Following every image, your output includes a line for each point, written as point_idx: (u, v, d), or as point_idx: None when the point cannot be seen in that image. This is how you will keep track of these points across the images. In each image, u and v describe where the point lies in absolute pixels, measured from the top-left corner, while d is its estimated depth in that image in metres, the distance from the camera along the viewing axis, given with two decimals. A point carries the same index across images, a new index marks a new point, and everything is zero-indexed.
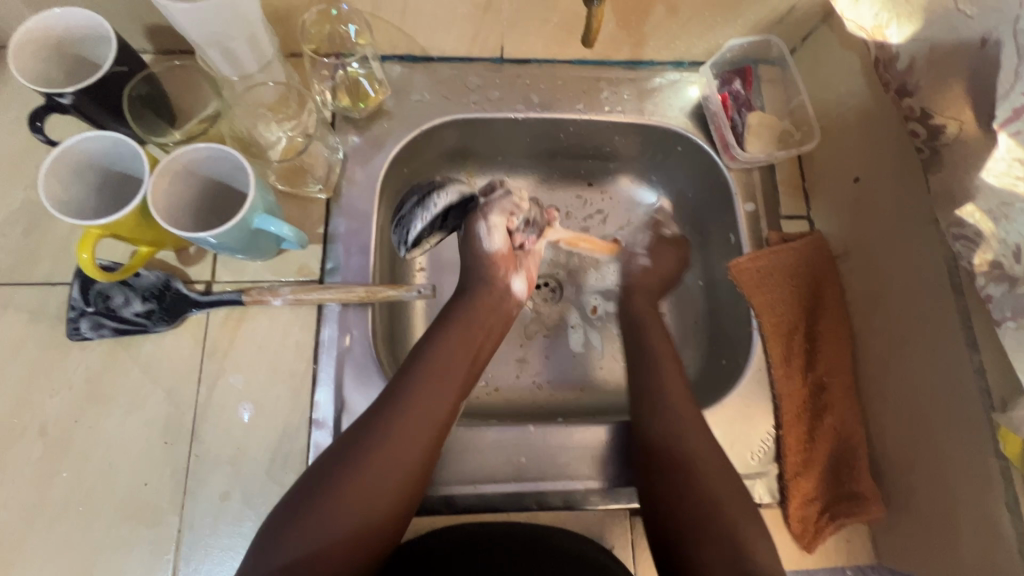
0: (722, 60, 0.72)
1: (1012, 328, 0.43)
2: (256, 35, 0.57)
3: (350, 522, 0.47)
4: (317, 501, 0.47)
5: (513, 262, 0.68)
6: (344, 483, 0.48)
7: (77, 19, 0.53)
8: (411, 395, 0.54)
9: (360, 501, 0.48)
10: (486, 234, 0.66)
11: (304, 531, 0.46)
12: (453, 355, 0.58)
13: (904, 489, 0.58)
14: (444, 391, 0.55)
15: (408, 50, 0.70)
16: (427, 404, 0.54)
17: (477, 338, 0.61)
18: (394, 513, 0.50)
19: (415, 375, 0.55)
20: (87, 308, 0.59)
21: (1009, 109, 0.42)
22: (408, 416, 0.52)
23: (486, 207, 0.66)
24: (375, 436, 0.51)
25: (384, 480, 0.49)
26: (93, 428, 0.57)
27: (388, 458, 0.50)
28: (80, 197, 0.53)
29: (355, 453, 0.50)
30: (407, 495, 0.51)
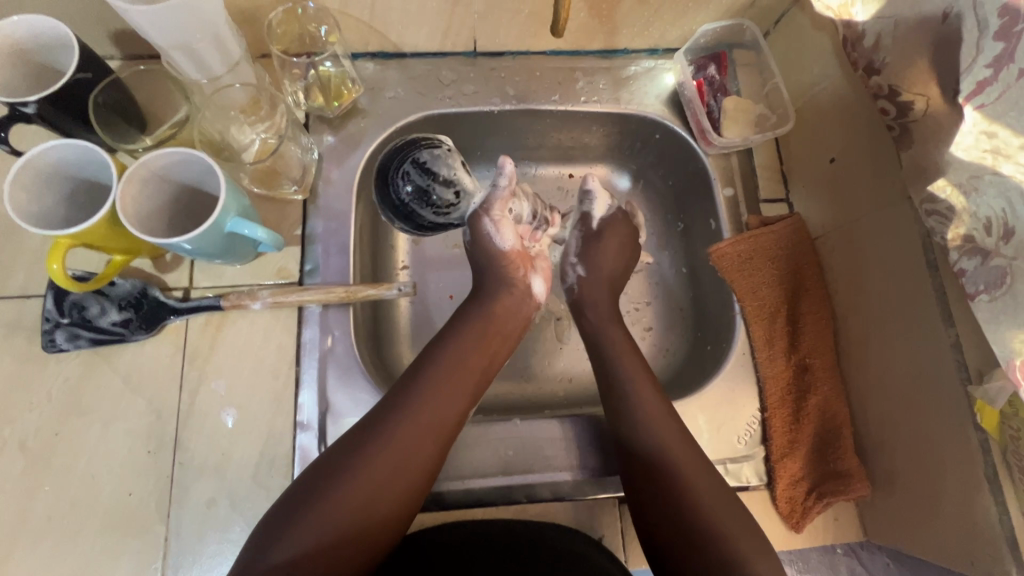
0: (695, 47, 0.73)
1: (986, 301, 0.44)
2: (221, 36, 0.56)
3: (351, 521, 0.47)
4: (320, 499, 0.47)
5: (528, 260, 0.68)
6: (348, 483, 0.48)
7: (34, 26, 0.52)
8: (421, 400, 0.54)
9: (361, 502, 0.48)
10: (496, 230, 0.65)
11: (300, 530, 0.45)
12: (466, 358, 0.58)
13: (888, 465, 0.58)
14: (455, 393, 0.55)
15: (380, 47, 0.69)
16: (440, 406, 0.54)
17: (488, 340, 0.61)
18: (396, 513, 0.50)
19: (425, 378, 0.55)
20: (62, 320, 0.58)
21: (972, 82, 0.43)
22: (418, 418, 0.52)
23: (485, 204, 0.65)
24: (382, 438, 0.51)
25: (387, 483, 0.49)
26: (74, 440, 0.57)
27: (393, 459, 0.50)
28: (49, 207, 0.52)
29: (363, 453, 0.50)
30: (410, 497, 0.51)
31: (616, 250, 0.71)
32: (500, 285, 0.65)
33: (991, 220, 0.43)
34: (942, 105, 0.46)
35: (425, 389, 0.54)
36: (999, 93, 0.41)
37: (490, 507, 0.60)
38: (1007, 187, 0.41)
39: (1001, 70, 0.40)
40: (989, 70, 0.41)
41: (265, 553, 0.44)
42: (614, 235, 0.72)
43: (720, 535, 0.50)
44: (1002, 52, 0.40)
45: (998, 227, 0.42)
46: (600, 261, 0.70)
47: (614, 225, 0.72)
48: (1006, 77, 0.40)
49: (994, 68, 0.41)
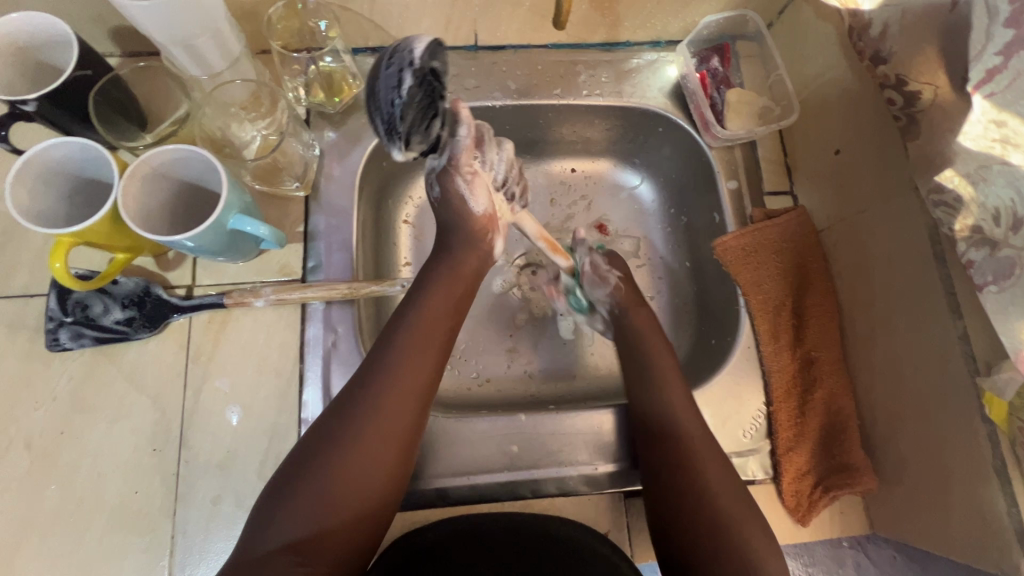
0: (698, 38, 0.72)
1: (994, 292, 0.43)
2: (221, 32, 0.56)
3: (343, 500, 0.47)
4: (305, 479, 0.47)
5: (494, 222, 0.64)
6: (327, 466, 0.48)
7: (33, 24, 0.51)
8: (387, 372, 0.52)
9: (350, 479, 0.48)
10: (470, 192, 0.61)
11: (292, 512, 0.46)
12: (433, 316, 0.57)
13: (895, 459, 0.58)
14: (424, 354, 0.54)
15: (380, 41, 0.69)
16: (409, 368, 0.53)
17: (457, 297, 0.60)
18: (390, 482, 0.50)
19: (394, 341, 0.54)
20: (66, 318, 0.58)
21: (982, 71, 0.42)
22: (393, 385, 0.51)
23: (456, 160, 0.58)
24: (359, 409, 0.50)
25: (373, 454, 0.49)
26: (79, 439, 0.57)
27: (374, 429, 0.49)
28: (50, 206, 0.52)
29: (343, 427, 0.49)
30: (400, 465, 0.50)
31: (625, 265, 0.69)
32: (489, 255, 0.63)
33: (1000, 210, 0.42)
34: (950, 94, 0.46)
35: (394, 353, 0.53)
36: (1010, 81, 0.40)
37: (495, 502, 0.60)
38: (1016, 176, 0.41)
39: (1011, 58, 0.40)
40: (1000, 58, 0.40)
41: (261, 539, 0.45)
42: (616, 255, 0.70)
43: (743, 538, 0.49)
44: (1013, 38, 0.40)
45: (1007, 217, 0.42)
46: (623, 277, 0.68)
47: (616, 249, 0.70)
48: (1016, 64, 0.40)
49: (1004, 55, 0.40)
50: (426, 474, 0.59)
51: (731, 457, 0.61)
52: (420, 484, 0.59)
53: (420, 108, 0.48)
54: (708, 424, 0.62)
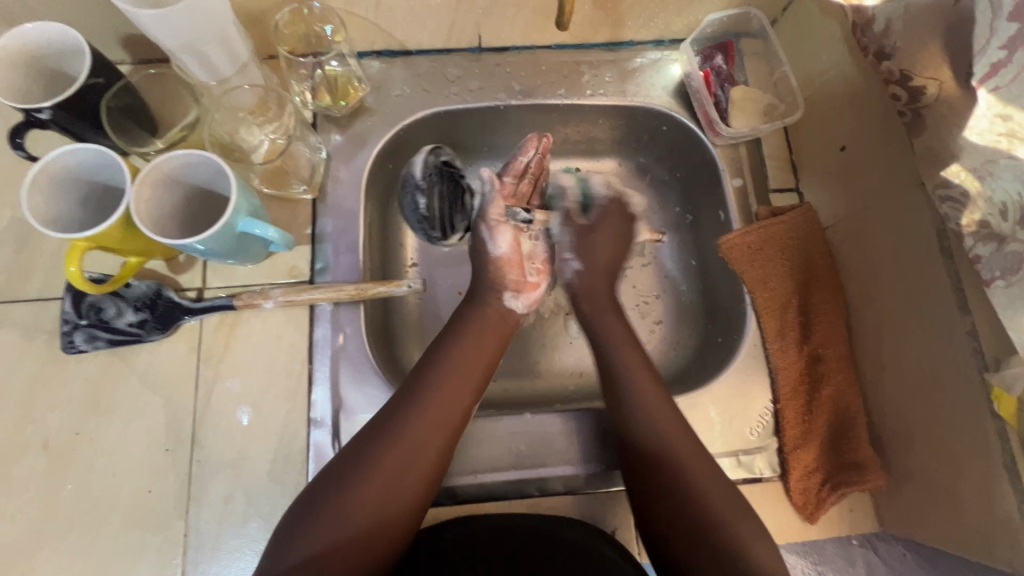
0: (702, 36, 0.72)
1: (1002, 287, 0.43)
2: (226, 38, 0.56)
3: (366, 517, 0.48)
4: (334, 496, 0.48)
5: (520, 265, 0.66)
6: (358, 483, 0.49)
7: (48, 34, 0.53)
8: (427, 397, 0.54)
9: (376, 497, 0.48)
10: (491, 236, 0.66)
11: (319, 525, 0.46)
12: (470, 349, 0.59)
13: (904, 456, 0.57)
14: (462, 384, 0.56)
15: (385, 44, 0.70)
16: (449, 398, 0.55)
17: (488, 330, 0.62)
18: (414, 506, 0.50)
19: (433, 372, 0.56)
20: (80, 321, 0.59)
21: (987, 64, 0.41)
22: (427, 412, 0.53)
23: (482, 211, 0.67)
24: (395, 432, 0.51)
25: (402, 477, 0.50)
26: (95, 439, 0.58)
27: (405, 453, 0.51)
28: (65, 210, 0.53)
29: (375, 450, 0.50)
30: (425, 490, 0.51)
31: (608, 240, 0.70)
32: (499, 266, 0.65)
33: (1007, 205, 0.42)
34: (954, 88, 0.46)
35: (431, 382, 0.55)
36: (1015, 75, 0.40)
37: (503, 500, 0.60)
38: (1023, 171, 0.41)
39: (1016, 52, 0.40)
40: (1004, 52, 0.40)
41: (284, 552, 0.46)
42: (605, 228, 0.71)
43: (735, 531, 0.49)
44: (1017, 32, 0.39)
45: (1014, 211, 0.42)
46: (594, 254, 0.69)
47: (607, 218, 0.71)
48: (1021, 58, 0.40)
49: (1009, 49, 0.40)
50: None
51: (738, 455, 0.61)
52: None
53: (443, 199, 0.71)
54: (715, 422, 0.62)
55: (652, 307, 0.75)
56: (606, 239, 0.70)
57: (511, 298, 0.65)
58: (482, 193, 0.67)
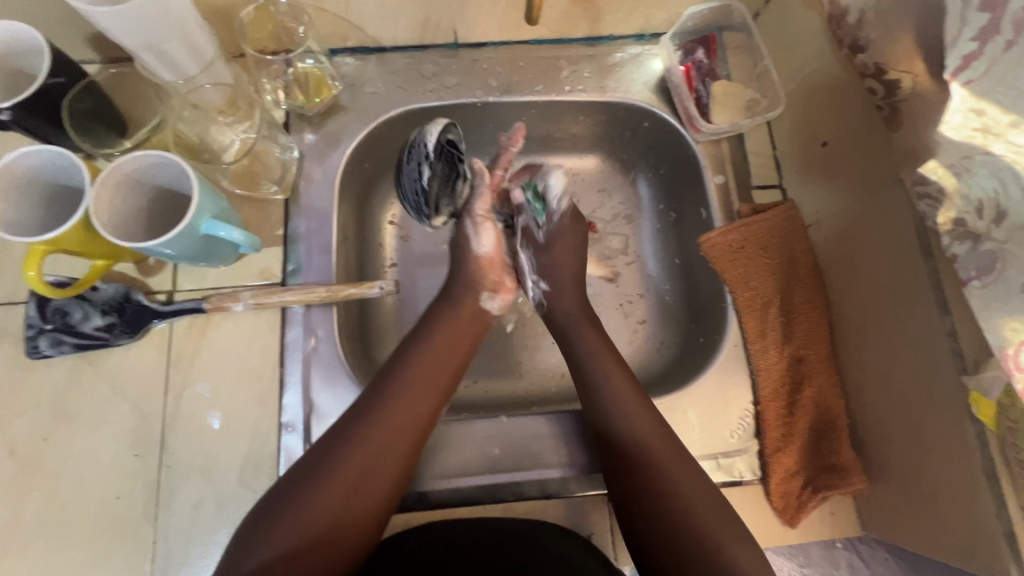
0: (683, 30, 0.71)
1: (978, 287, 0.42)
2: (189, 35, 0.55)
3: (328, 520, 0.47)
4: (295, 500, 0.47)
5: (499, 266, 0.66)
6: (320, 485, 0.48)
7: (6, 33, 0.52)
8: (393, 395, 0.53)
9: (338, 501, 0.48)
10: (475, 233, 0.65)
11: (279, 529, 0.46)
12: (440, 350, 0.58)
13: (885, 458, 0.56)
14: (429, 386, 0.55)
15: (359, 41, 0.68)
16: (415, 399, 0.54)
17: (461, 332, 0.61)
18: (377, 510, 0.50)
19: (400, 372, 0.55)
20: (46, 326, 0.58)
21: (958, 57, 0.40)
22: (393, 414, 0.52)
23: (468, 206, 0.64)
24: (359, 432, 0.51)
25: (365, 480, 0.49)
26: (62, 445, 0.57)
27: (369, 455, 0.50)
28: (26, 214, 0.52)
29: (337, 453, 0.50)
30: (390, 493, 0.50)
31: (569, 256, 0.67)
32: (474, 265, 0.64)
33: (983, 202, 0.41)
34: (929, 82, 0.44)
35: (397, 383, 0.54)
36: (988, 67, 0.39)
37: (477, 505, 0.59)
38: (999, 167, 0.39)
39: (987, 43, 0.38)
40: (976, 43, 0.39)
41: (242, 558, 0.44)
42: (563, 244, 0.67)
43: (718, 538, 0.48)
44: (988, 23, 0.38)
45: (991, 209, 0.40)
46: (558, 270, 0.66)
47: (563, 234, 0.67)
48: (993, 50, 0.38)
49: (980, 40, 0.38)
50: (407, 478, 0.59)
51: (717, 458, 0.60)
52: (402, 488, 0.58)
53: (443, 180, 0.60)
54: (694, 424, 0.61)
55: (635, 307, 0.74)
56: (564, 257, 0.66)
57: (488, 297, 0.65)
58: (472, 188, 0.64)
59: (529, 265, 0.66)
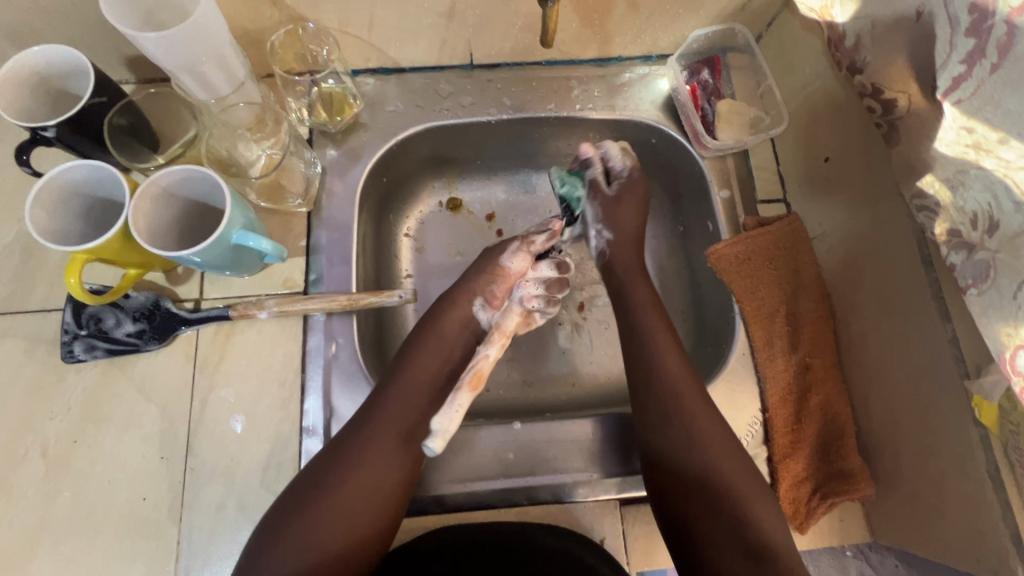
0: (689, 51, 0.73)
1: (975, 294, 0.43)
2: (224, 58, 0.59)
3: (330, 542, 0.49)
4: (298, 518, 0.49)
5: (508, 286, 0.67)
6: (320, 504, 0.50)
7: (54, 56, 0.55)
8: (382, 412, 0.55)
9: (343, 518, 0.50)
10: (513, 252, 0.67)
11: (287, 546, 0.48)
12: (428, 368, 0.60)
13: (892, 465, 0.57)
14: (416, 397, 0.57)
15: (379, 62, 0.72)
16: (401, 409, 0.56)
17: (449, 350, 0.62)
18: (379, 522, 0.52)
19: (390, 390, 0.57)
20: (80, 331, 0.61)
21: (949, 78, 0.43)
22: (381, 428, 0.54)
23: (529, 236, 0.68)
24: (355, 453, 0.53)
25: (362, 496, 0.51)
26: (92, 447, 0.59)
27: (365, 472, 0.52)
28: (67, 224, 0.55)
29: (335, 470, 0.52)
30: (390, 505, 0.53)
31: (634, 212, 0.71)
32: (481, 283, 0.66)
33: (977, 214, 0.43)
34: (923, 101, 0.47)
35: (383, 398, 0.56)
36: (975, 87, 0.41)
37: (491, 509, 0.60)
38: (991, 181, 0.41)
39: (975, 66, 0.41)
40: (964, 66, 0.41)
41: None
42: (629, 201, 0.71)
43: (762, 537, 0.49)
44: (974, 48, 0.40)
45: (984, 220, 0.42)
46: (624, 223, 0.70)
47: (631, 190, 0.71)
48: (979, 72, 0.40)
49: (967, 64, 0.41)
50: (424, 480, 0.60)
51: None
52: (419, 491, 0.60)
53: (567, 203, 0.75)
54: None
55: None
56: (628, 209, 0.70)
57: (482, 305, 0.66)
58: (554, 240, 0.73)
59: (593, 215, 0.72)
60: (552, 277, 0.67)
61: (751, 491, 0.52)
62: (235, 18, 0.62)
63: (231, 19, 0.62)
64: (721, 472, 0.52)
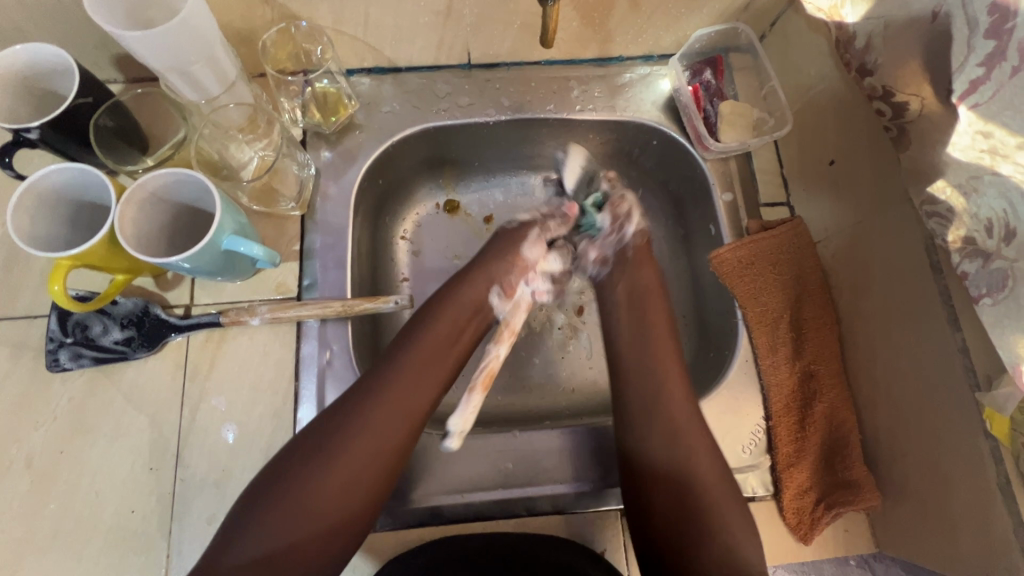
0: (691, 51, 0.72)
1: (989, 304, 0.42)
2: (214, 57, 0.57)
3: (319, 515, 0.47)
4: (284, 488, 0.47)
5: (525, 269, 0.66)
6: (310, 475, 0.48)
7: (38, 55, 0.53)
8: (384, 383, 0.53)
9: (323, 500, 0.47)
10: (531, 242, 0.67)
11: (264, 527, 0.46)
12: (437, 341, 0.58)
13: (899, 475, 0.56)
14: (421, 386, 0.55)
15: (374, 62, 0.70)
16: (409, 389, 0.54)
17: (462, 322, 0.60)
18: (365, 502, 0.50)
19: (397, 361, 0.55)
20: (66, 339, 0.59)
21: (966, 81, 0.42)
22: (379, 410, 0.52)
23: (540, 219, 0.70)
24: (352, 420, 0.51)
25: (347, 480, 0.49)
26: (79, 458, 0.57)
27: (356, 454, 0.50)
28: (51, 229, 0.53)
29: (329, 437, 0.50)
30: (372, 492, 0.50)
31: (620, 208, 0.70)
32: (497, 258, 0.65)
33: (992, 221, 0.42)
34: (936, 106, 0.46)
35: (384, 379, 0.54)
36: (993, 91, 0.40)
37: (490, 521, 0.59)
38: (1007, 187, 0.40)
39: (993, 70, 0.40)
40: (982, 69, 0.40)
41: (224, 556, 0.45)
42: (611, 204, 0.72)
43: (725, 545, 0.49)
44: (993, 50, 0.40)
45: (999, 228, 0.41)
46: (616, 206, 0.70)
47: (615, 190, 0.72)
48: (998, 76, 0.39)
49: (986, 67, 0.40)
50: (419, 491, 0.59)
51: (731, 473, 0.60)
52: (413, 501, 0.58)
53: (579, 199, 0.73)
54: None
55: None
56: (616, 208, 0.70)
57: (498, 295, 0.64)
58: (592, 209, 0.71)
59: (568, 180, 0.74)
60: (558, 271, 0.70)
61: (737, 521, 0.51)
62: (226, 16, 0.60)
63: (223, 17, 0.60)
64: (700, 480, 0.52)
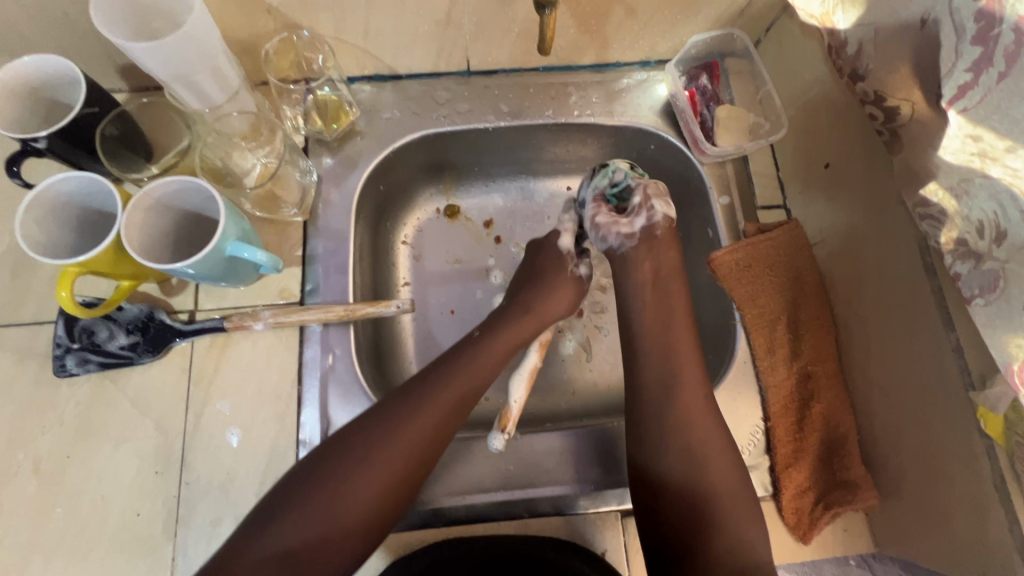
0: (687, 57, 0.73)
1: (981, 305, 0.43)
2: (218, 67, 0.58)
3: (337, 523, 0.48)
4: (308, 497, 0.49)
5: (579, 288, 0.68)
6: (336, 485, 0.49)
7: (46, 67, 0.54)
8: (422, 400, 0.55)
9: (349, 503, 0.49)
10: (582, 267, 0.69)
11: (290, 525, 0.47)
12: (480, 362, 0.59)
13: (896, 474, 0.57)
14: (454, 405, 0.56)
15: (374, 69, 0.71)
16: (443, 407, 0.55)
17: (511, 343, 0.63)
18: (382, 514, 0.51)
19: (434, 378, 0.57)
20: (72, 345, 0.60)
21: (954, 87, 0.43)
22: (412, 423, 0.53)
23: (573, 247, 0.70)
24: (382, 433, 0.52)
25: (372, 489, 0.50)
26: (85, 462, 0.58)
27: (386, 465, 0.51)
28: (59, 237, 0.54)
29: (357, 447, 0.51)
30: (394, 503, 0.51)
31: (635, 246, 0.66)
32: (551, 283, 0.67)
33: (983, 222, 0.43)
34: (926, 109, 0.46)
35: (422, 395, 0.55)
36: (981, 96, 0.41)
37: (492, 522, 0.60)
38: (998, 189, 0.41)
39: (980, 74, 0.40)
40: (970, 74, 0.41)
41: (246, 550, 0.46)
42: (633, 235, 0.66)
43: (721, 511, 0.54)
44: (981, 56, 0.40)
45: (990, 229, 0.42)
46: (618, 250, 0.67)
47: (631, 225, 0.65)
48: (986, 80, 0.40)
49: (973, 72, 0.41)
50: (424, 494, 0.59)
51: None
52: (419, 504, 0.59)
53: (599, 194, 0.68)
54: None
55: None
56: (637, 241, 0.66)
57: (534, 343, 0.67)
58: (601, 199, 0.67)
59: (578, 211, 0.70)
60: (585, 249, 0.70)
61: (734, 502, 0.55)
62: (228, 26, 0.61)
63: (225, 28, 0.61)
64: (699, 463, 0.55)
